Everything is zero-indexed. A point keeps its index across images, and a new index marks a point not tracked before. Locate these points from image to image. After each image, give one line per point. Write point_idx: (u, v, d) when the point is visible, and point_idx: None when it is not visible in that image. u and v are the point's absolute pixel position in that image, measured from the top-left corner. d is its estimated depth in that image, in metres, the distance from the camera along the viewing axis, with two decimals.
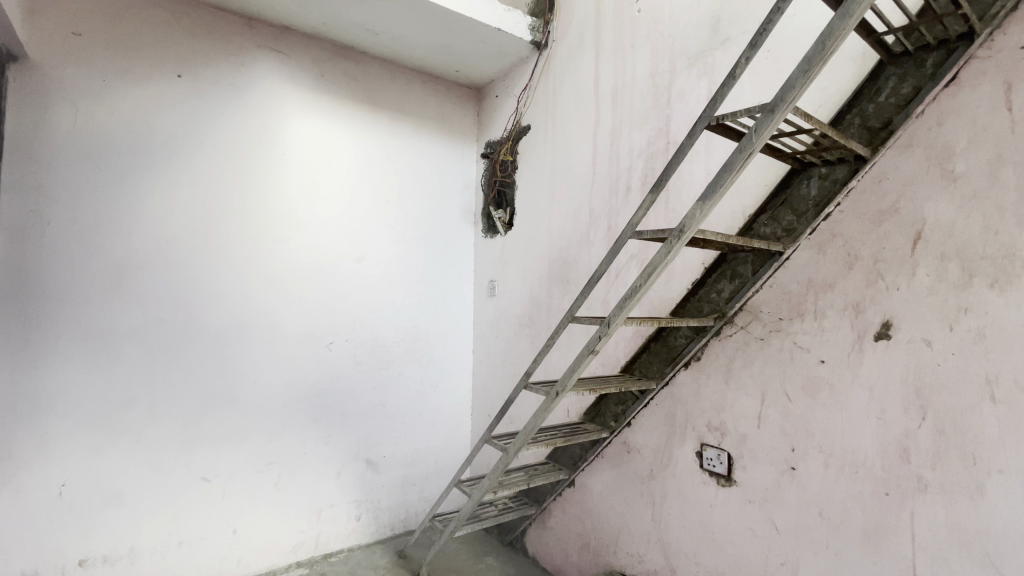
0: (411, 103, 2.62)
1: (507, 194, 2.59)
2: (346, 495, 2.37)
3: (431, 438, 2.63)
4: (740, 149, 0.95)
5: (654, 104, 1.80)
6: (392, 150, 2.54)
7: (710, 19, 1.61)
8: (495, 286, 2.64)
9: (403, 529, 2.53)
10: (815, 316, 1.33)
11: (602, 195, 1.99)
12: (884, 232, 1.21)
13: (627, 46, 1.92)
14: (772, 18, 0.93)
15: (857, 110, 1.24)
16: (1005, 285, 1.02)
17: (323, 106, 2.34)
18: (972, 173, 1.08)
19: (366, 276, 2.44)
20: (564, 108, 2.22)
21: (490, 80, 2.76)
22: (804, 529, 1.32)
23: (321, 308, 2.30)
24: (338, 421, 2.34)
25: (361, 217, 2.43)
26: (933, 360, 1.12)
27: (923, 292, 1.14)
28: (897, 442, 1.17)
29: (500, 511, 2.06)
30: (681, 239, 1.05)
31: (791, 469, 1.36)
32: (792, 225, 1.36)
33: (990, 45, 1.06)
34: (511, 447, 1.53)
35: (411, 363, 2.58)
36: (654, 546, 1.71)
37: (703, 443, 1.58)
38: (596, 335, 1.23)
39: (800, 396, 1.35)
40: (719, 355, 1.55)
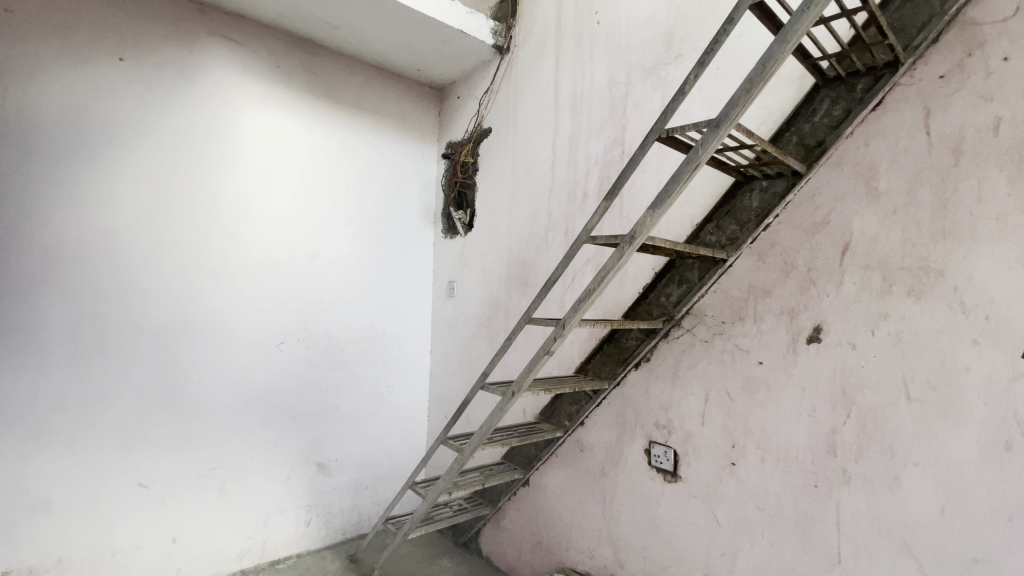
0: (370, 99, 2.58)
1: (467, 195, 2.60)
2: (296, 500, 2.30)
3: (386, 441, 2.60)
4: (688, 161, 1.00)
5: (610, 114, 1.86)
6: (349, 146, 2.49)
7: (665, 34, 1.68)
8: (453, 286, 2.63)
9: (354, 533, 2.48)
10: (754, 320, 1.41)
11: (560, 199, 2.03)
12: (816, 242, 1.30)
13: (586, 56, 1.97)
14: (719, 39, 0.98)
15: (794, 129, 1.33)
16: (920, 293, 1.13)
17: (277, 99, 2.27)
18: (894, 191, 1.18)
19: (321, 274, 2.38)
20: (524, 113, 2.25)
21: (452, 81, 2.76)
22: (742, 521, 1.40)
23: (272, 307, 2.23)
24: (289, 423, 2.28)
25: (316, 213, 2.37)
26: (858, 361, 1.21)
27: (850, 298, 1.23)
28: (825, 437, 1.26)
29: (455, 512, 2.05)
30: (632, 244, 1.10)
31: (731, 464, 1.43)
32: (735, 234, 1.44)
33: (913, 74, 1.16)
34: (467, 447, 1.53)
35: (366, 364, 2.53)
36: (604, 542, 1.76)
37: (652, 440, 1.64)
38: (551, 337, 1.25)
39: (740, 395, 1.43)
40: (667, 357, 1.62)
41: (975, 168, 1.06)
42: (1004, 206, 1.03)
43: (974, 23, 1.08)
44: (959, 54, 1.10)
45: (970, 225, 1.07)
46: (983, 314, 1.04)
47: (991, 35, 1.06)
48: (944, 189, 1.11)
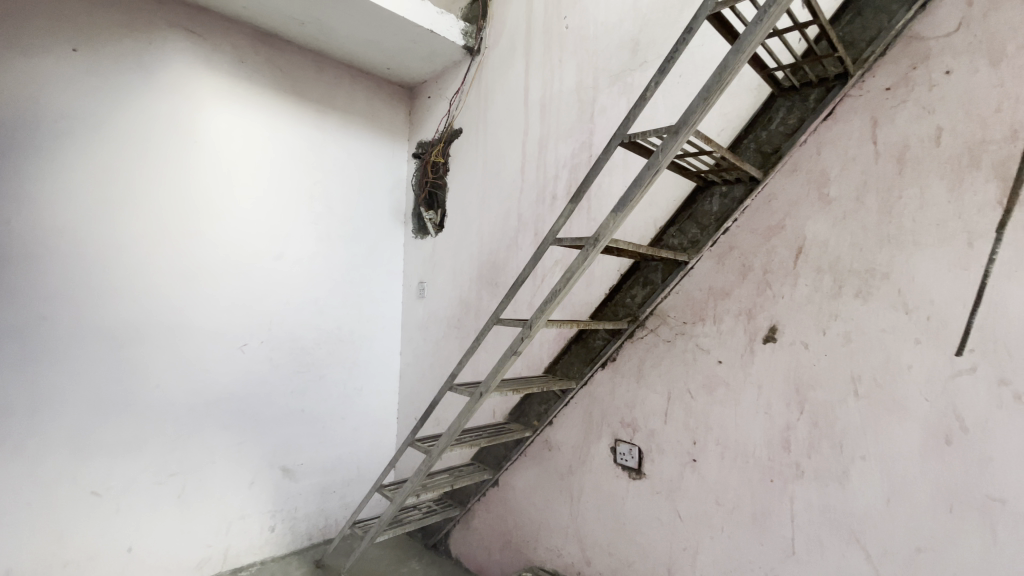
0: (339, 97, 2.54)
1: (438, 196, 2.59)
2: (259, 505, 2.24)
3: (354, 444, 2.56)
4: (649, 166, 1.02)
5: (578, 117, 1.88)
6: (316, 144, 2.45)
7: (631, 41, 1.72)
8: (424, 287, 2.62)
9: (321, 538, 2.44)
10: (714, 321, 1.46)
11: (530, 201, 2.05)
12: (772, 245, 1.35)
13: (556, 60, 1.99)
14: (678, 47, 1.01)
15: (752, 136, 1.38)
16: (868, 294, 1.18)
17: (240, 94, 2.21)
18: (844, 197, 1.23)
19: (286, 274, 2.33)
20: (494, 114, 2.26)
21: (423, 80, 2.74)
22: (703, 516, 1.44)
23: (234, 308, 2.17)
24: (252, 426, 2.22)
25: (281, 212, 2.32)
26: (810, 360, 1.27)
27: (803, 300, 1.29)
28: (780, 433, 1.30)
29: (424, 514, 2.04)
30: (596, 247, 1.11)
31: (692, 461, 1.47)
32: (696, 237, 1.48)
33: (862, 86, 1.22)
34: (435, 449, 1.52)
35: (333, 366, 2.49)
36: (571, 540, 1.78)
37: (617, 439, 1.67)
38: (518, 337, 1.26)
39: (701, 394, 1.47)
40: (633, 356, 1.65)
41: (918, 176, 1.13)
42: (943, 213, 1.09)
43: (918, 38, 1.14)
44: (904, 68, 1.16)
45: (913, 230, 1.13)
46: (924, 315, 1.10)
47: (933, 50, 1.12)
48: (889, 196, 1.17)
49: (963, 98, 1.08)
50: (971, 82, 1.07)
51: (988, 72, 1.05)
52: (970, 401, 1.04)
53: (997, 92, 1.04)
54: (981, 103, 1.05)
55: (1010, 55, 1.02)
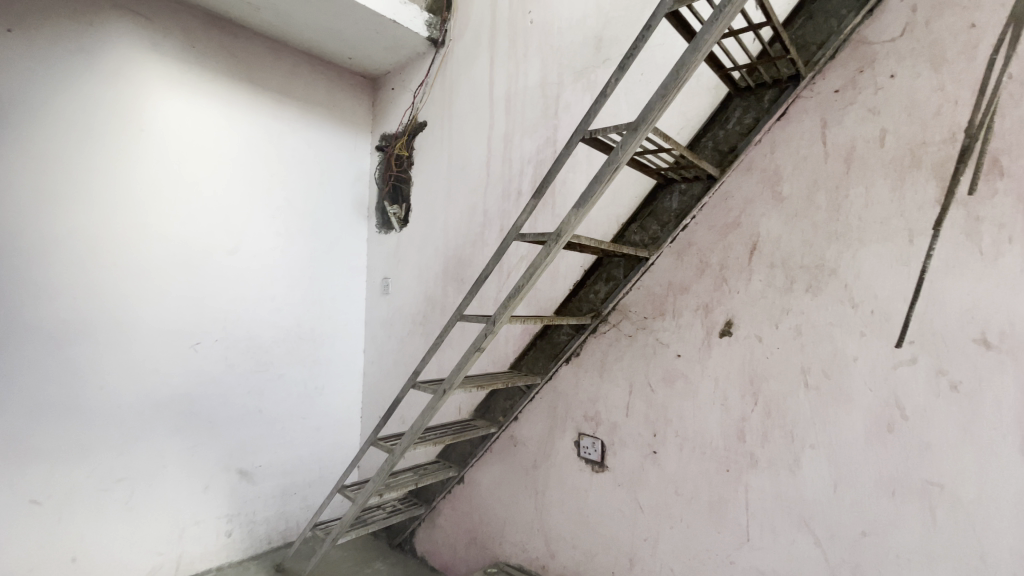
0: (298, 86, 2.46)
1: (402, 189, 2.54)
2: (215, 510, 2.16)
3: (316, 444, 2.50)
4: (609, 162, 1.03)
5: (542, 113, 1.88)
6: (275, 135, 2.37)
7: (594, 37, 1.73)
8: (388, 283, 2.57)
9: (281, 541, 2.37)
10: (674, 316, 1.48)
11: (495, 196, 2.04)
12: (728, 242, 1.39)
13: (520, 55, 1.98)
14: (637, 44, 1.02)
15: (710, 135, 1.39)
16: (817, 289, 1.23)
17: (190, 81, 2.10)
18: (795, 195, 1.28)
19: (241, 269, 2.24)
20: (459, 108, 2.24)
21: (386, 72, 2.69)
22: (663, 507, 1.47)
23: (186, 305, 2.07)
24: (207, 429, 2.13)
25: (237, 205, 2.23)
26: (764, 352, 1.31)
27: (757, 295, 1.33)
28: (736, 424, 1.34)
29: (388, 514, 2.01)
30: (558, 242, 1.11)
31: (653, 453, 1.50)
32: (656, 234, 1.48)
33: (813, 88, 1.26)
34: (398, 447, 1.50)
35: (293, 365, 2.42)
36: (536, 534, 1.79)
37: (581, 432, 1.68)
38: (482, 333, 1.25)
39: (661, 387, 1.50)
40: (596, 351, 1.67)
41: (864, 176, 1.18)
42: (887, 211, 1.14)
43: (865, 43, 1.19)
44: (852, 71, 1.21)
45: (859, 227, 1.18)
46: (869, 308, 1.16)
47: (880, 54, 1.17)
48: (838, 195, 1.21)
49: (906, 101, 1.13)
50: (913, 85, 1.12)
51: (929, 76, 1.10)
52: (911, 391, 1.09)
53: (937, 96, 1.09)
54: (922, 106, 1.10)
55: (949, 61, 1.08)
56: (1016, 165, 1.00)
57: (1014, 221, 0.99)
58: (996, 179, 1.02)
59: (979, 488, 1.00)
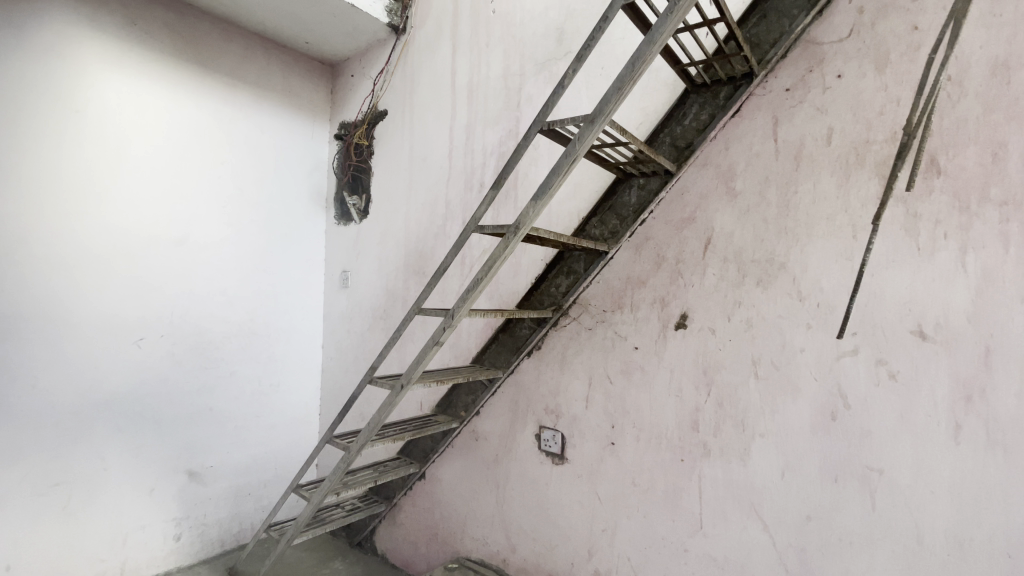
0: (251, 70, 2.35)
1: (362, 179, 2.47)
2: (161, 513, 2.06)
3: (271, 443, 2.41)
4: (567, 154, 1.02)
5: (505, 104, 1.86)
6: (225, 121, 2.25)
7: (556, 29, 1.72)
8: (347, 276, 2.51)
9: (234, 544, 2.28)
10: (631, 309, 1.50)
11: (457, 189, 2.01)
12: (684, 236, 1.41)
13: (482, 44, 1.95)
14: (595, 35, 1.01)
15: (667, 131, 1.41)
16: (767, 283, 1.26)
17: (131, 60, 1.97)
18: (747, 191, 1.31)
19: (188, 260, 2.12)
20: (420, 98, 2.19)
21: (345, 58, 2.60)
22: (620, 498, 1.49)
23: (128, 299, 1.96)
24: (151, 429, 2.02)
25: (184, 193, 2.11)
26: (716, 345, 1.34)
27: (711, 289, 1.35)
28: (690, 415, 1.37)
29: (347, 512, 1.95)
30: (517, 235, 1.10)
31: (611, 444, 1.52)
32: (616, 228, 1.49)
33: (765, 86, 1.29)
34: (354, 445, 1.46)
35: (246, 360, 2.33)
36: (497, 528, 1.78)
37: (541, 426, 1.69)
38: (441, 327, 1.23)
39: (619, 379, 1.52)
40: (556, 345, 1.67)
41: (812, 173, 1.21)
42: (833, 207, 1.18)
43: (815, 42, 1.22)
44: (802, 70, 1.24)
45: (806, 223, 1.22)
46: (815, 301, 1.20)
47: (828, 54, 1.21)
48: (787, 191, 1.25)
49: (852, 100, 1.17)
50: (859, 86, 1.16)
51: (874, 77, 1.14)
52: (853, 380, 1.14)
53: (881, 96, 1.13)
54: (867, 106, 1.15)
55: (893, 62, 1.12)
56: (952, 164, 1.05)
57: (949, 218, 1.05)
58: (934, 177, 1.07)
59: (915, 472, 1.06)
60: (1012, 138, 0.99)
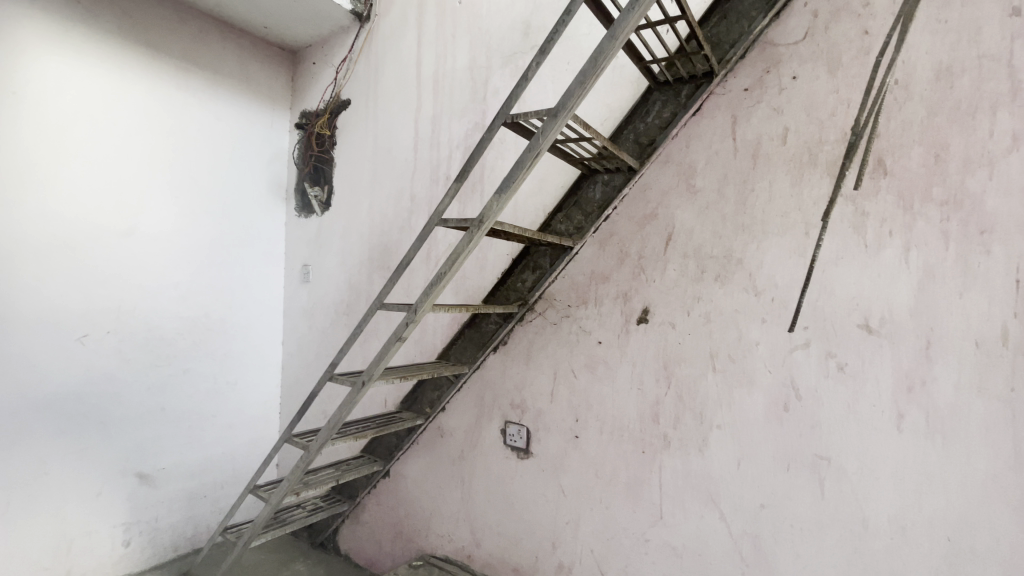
0: (205, 54, 2.24)
1: (324, 170, 2.40)
2: (109, 519, 1.96)
3: (227, 443, 2.33)
4: (530, 148, 1.02)
5: (471, 97, 1.84)
6: (177, 107, 2.14)
7: (522, 22, 1.71)
8: (308, 271, 2.44)
9: (189, 549, 2.20)
10: (595, 303, 1.51)
11: (423, 182, 1.98)
12: (646, 232, 1.43)
13: (448, 35, 1.92)
14: (558, 28, 1.00)
15: (631, 128, 1.43)
16: (724, 279, 1.30)
17: (74, 38, 1.85)
18: (706, 189, 1.33)
19: (137, 253, 2.02)
20: (385, 87, 2.14)
21: (307, 45, 2.52)
22: (583, 490, 1.50)
23: (71, 293, 1.84)
24: (97, 431, 1.91)
25: (132, 182, 2.00)
26: (676, 339, 1.36)
27: (671, 284, 1.38)
28: (651, 407, 1.40)
29: (309, 512, 1.90)
30: (481, 229, 1.09)
31: (575, 437, 1.53)
32: (581, 223, 1.50)
33: (725, 85, 1.32)
34: (314, 444, 1.42)
35: (201, 358, 2.23)
36: (462, 524, 1.78)
37: (507, 421, 1.68)
38: (403, 322, 1.21)
39: (583, 373, 1.53)
40: (522, 340, 1.67)
41: (768, 171, 1.25)
42: (787, 205, 1.22)
43: (772, 44, 1.26)
44: (760, 71, 1.27)
45: (762, 220, 1.25)
46: (769, 296, 1.23)
47: (784, 56, 1.24)
48: (744, 189, 1.28)
49: (806, 102, 1.20)
50: (813, 87, 1.20)
51: (826, 79, 1.18)
52: (804, 372, 1.18)
53: (833, 98, 1.17)
54: (820, 108, 1.19)
55: (845, 66, 1.16)
56: (897, 164, 1.10)
57: (894, 217, 1.09)
58: (881, 177, 1.12)
59: (861, 460, 1.11)
60: (953, 140, 1.04)
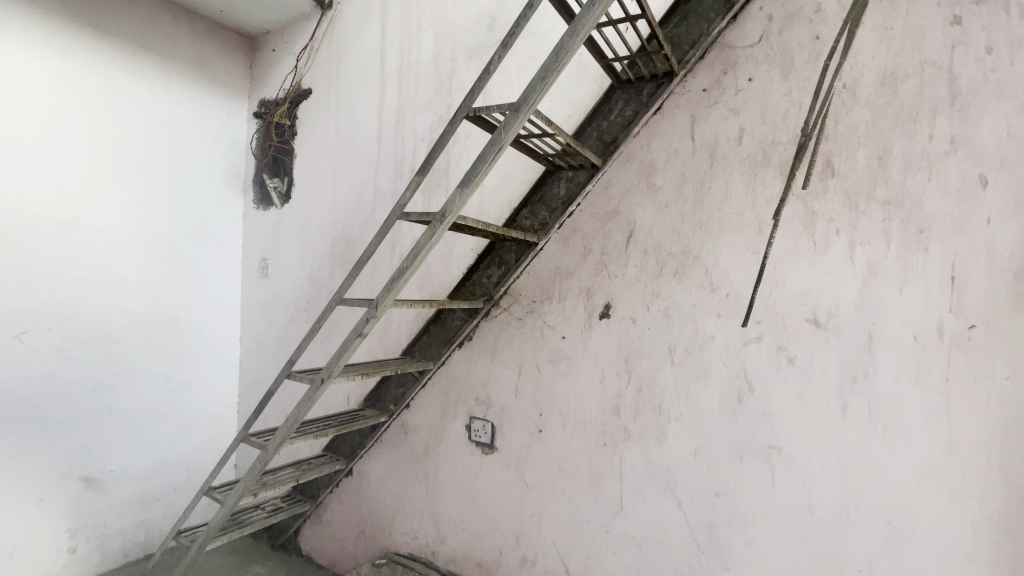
0: (157, 39, 2.14)
1: (284, 161, 2.33)
2: (52, 525, 1.85)
3: (181, 445, 2.24)
4: (493, 142, 1.01)
5: (436, 90, 1.82)
6: (126, 93, 2.04)
7: (488, 15, 1.70)
8: (267, 265, 2.36)
9: (140, 554, 2.10)
10: (559, 299, 1.52)
11: (387, 175, 1.94)
12: (608, 229, 1.44)
13: (413, 26, 1.89)
14: (520, 22, 1.00)
15: (594, 125, 1.43)
16: (683, 275, 1.33)
17: (11, 20, 1.73)
18: (666, 186, 1.36)
19: (82, 246, 1.91)
20: (348, 77, 2.09)
21: (265, 31, 2.43)
22: (547, 483, 1.52)
23: (9, 288, 1.73)
24: (38, 433, 1.80)
25: (76, 171, 1.89)
26: (637, 333, 1.39)
27: (632, 280, 1.40)
28: (612, 400, 1.42)
29: (268, 513, 1.84)
30: (443, 223, 1.08)
31: (538, 432, 1.54)
32: (545, 219, 1.52)
33: (684, 85, 1.34)
34: (272, 443, 1.37)
35: (152, 356, 2.14)
36: (426, 520, 1.77)
37: (472, 416, 1.68)
38: (364, 318, 1.18)
39: (547, 367, 1.54)
40: (486, 335, 1.66)
41: (724, 170, 1.28)
42: (742, 204, 1.26)
43: (730, 46, 1.29)
44: (718, 72, 1.30)
45: (718, 218, 1.28)
46: (724, 292, 1.27)
47: (740, 58, 1.27)
48: (702, 187, 1.31)
49: (760, 103, 1.24)
50: (767, 90, 1.24)
51: (780, 81, 1.22)
52: (757, 365, 1.22)
53: (785, 100, 1.21)
54: (774, 109, 1.22)
55: (797, 69, 1.20)
56: (844, 165, 1.15)
57: (841, 216, 1.14)
58: (829, 178, 1.16)
59: (808, 449, 1.16)
60: (896, 143, 1.10)
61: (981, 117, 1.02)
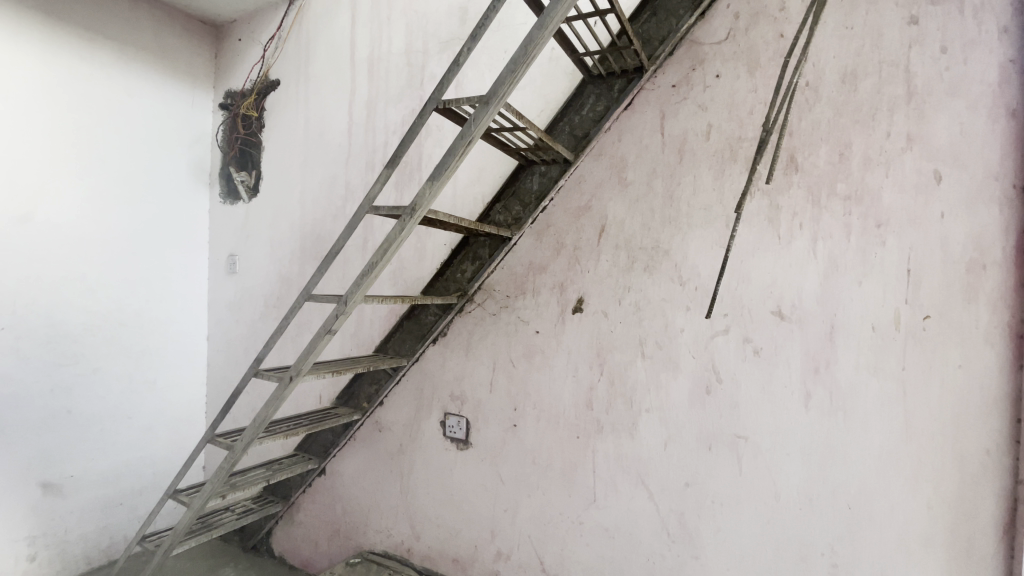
0: (117, 26, 2.05)
1: (251, 154, 2.27)
2: (9, 533, 1.78)
3: (146, 447, 2.17)
4: (462, 135, 1.00)
5: (408, 82, 1.79)
6: (83, 82, 1.95)
7: (459, 8, 1.68)
8: (234, 261, 2.30)
9: (104, 560, 2.04)
10: (533, 294, 1.52)
11: (358, 169, 1.91)
12: (580, 224, 1.45)
13: (384, 17, 1.86)
14: (489, 15, 0.99)
15: (566, 119, 1.42)
16: (653, 269, 1.34)
17: None
18: (637, 181, 1.37)
19: (35, 242, 1.82)
20: (317, 68, 2.04)
21: (230, 19, 2.36)
22: (522, 477, 1.52)
23: None
24: None
25: (29, 163, 1.81)
26: (609, 327, 1.40)
27: (605, 274, 1.41)
28: (585, 394, 1.43)
29: (239, 515, 1.80)
30: (413, 217, 1.06)
31: (513, 426, 1.55)
32: (519, 214, 1.49)
33: (654, 81, 1.35)
34: (239, 443, 1.34)
35: (114, 356, 2.06)
36: (401, 517, 1.75)
37: (446, 412, 1.67)
38: (333, 314, 1.16)
39: (521, 362, 1.54)
40: (461, 330, 1.65)
41: (692, 166, 1.30)
42: (710, 199, 1.28)
43: (698, 43, 1.30)
44: (686, 68, 1.32)
45: (687, 213, 1.30)
46: (693, 286, 1.29)
47: (708, 55, 1.29)
48: (672, 182, 1.33)
49: (727, 100, 1.26)
50: (733, 86, 1.26)
51: (746, 78, 1.24)
52: (725, 357, 1.25)
53: (751, 97, 1.24)
54: (740, 106, 1.25)
55: (763, 66, 1.23)
56: (807, 161, 1.18)
57: (804, 210, 1.17)
58: (793, 173, 1.19)
59: (773, 438, 1.19)
60: (855, 140, 1.13)
61: (936, 115, 1.06)
